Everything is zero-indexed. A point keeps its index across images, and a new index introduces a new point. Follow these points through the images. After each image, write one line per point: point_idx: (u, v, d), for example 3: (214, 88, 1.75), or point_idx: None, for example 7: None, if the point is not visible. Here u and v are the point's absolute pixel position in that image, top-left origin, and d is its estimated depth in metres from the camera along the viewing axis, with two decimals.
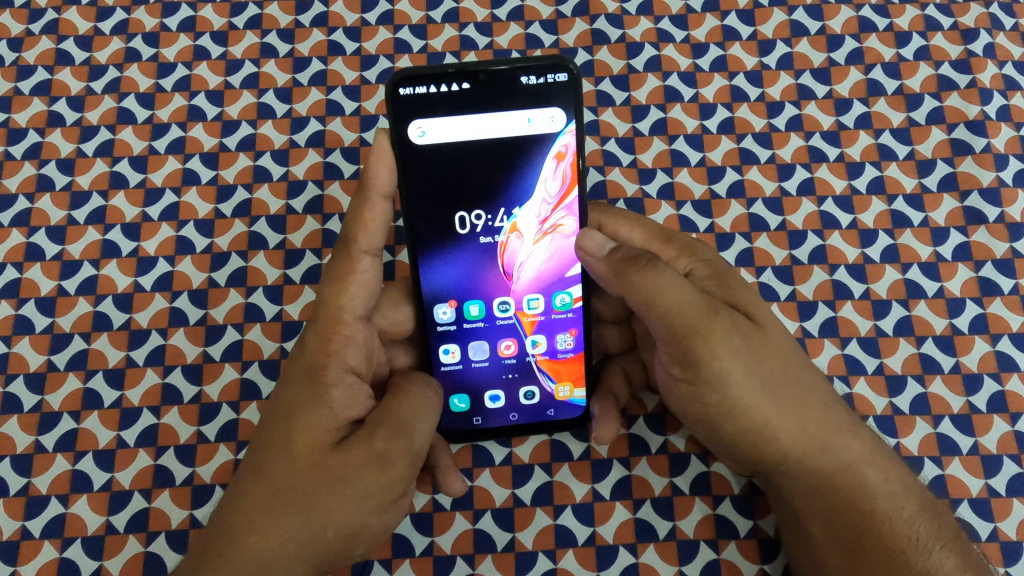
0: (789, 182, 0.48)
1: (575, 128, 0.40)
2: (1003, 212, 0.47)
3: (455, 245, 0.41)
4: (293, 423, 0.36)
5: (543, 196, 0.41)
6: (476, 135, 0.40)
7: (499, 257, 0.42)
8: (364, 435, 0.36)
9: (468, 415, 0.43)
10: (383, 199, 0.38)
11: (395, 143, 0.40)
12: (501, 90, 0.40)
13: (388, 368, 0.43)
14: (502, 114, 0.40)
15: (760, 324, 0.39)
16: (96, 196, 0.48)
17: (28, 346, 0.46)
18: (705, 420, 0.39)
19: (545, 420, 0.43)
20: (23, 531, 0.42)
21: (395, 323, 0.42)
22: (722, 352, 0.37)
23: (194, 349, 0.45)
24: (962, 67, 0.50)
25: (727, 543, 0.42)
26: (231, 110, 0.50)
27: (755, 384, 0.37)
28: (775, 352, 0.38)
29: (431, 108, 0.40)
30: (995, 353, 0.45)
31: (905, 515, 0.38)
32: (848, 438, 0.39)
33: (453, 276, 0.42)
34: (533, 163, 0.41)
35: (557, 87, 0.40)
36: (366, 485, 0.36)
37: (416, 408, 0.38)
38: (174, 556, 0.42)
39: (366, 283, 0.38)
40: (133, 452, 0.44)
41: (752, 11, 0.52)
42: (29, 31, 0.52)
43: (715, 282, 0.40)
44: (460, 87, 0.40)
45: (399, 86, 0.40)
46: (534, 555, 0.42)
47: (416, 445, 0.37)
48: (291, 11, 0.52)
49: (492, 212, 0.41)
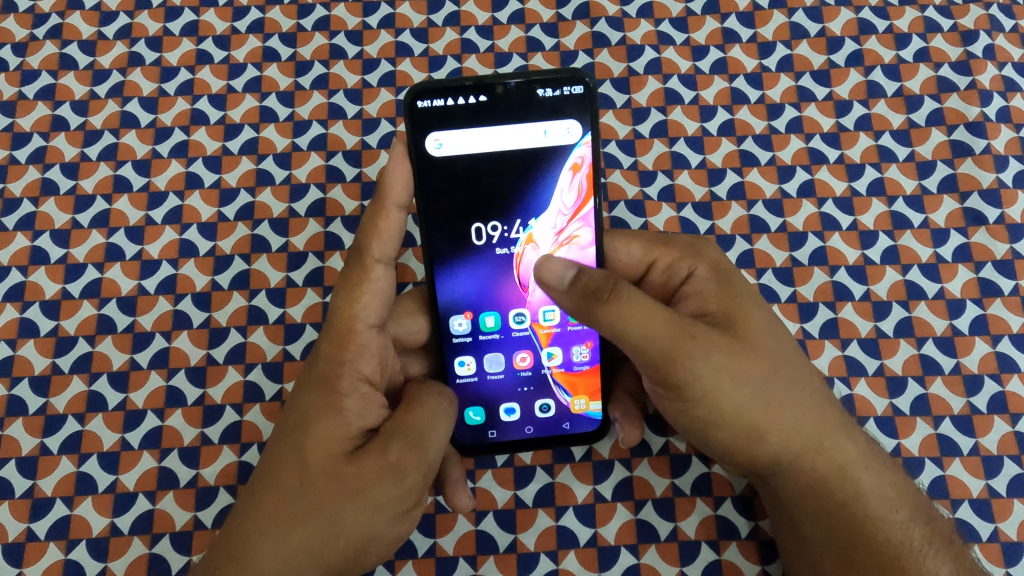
0: (789, 184, 0.48)
1: (591, 141, 0.40)
2: (1003, 213, 0.47)
3: (470, 256, 0.42)
4: (308, 432, 0.36)
5: (559, 208, 0.41)
6: (492, 148, 0.40)
7: (515, 269, 0.42)
8: (378, 446, 0.37)
9: (484, 428, 0.43)
10: (397, 209, 0.38)
11: (413, 156, 0.40)
12: (518, 103, 0.40)
13: (403, 376, 0.43)
14: (518, 127, 0.40)
15: (745, 329, 0.38)
16: (100, 200, 0.49)
17: (32, 349, 0.46)
18: (695, 429, 0.39)
19: (560, 434, 0.43)
20: (29, 532, 0.43)
21: (410, 333, 0.43)
22: (699, 367, 0.37)
23: (197, 352, 0.46)
24: (962, 68, 0.50)
25: (728, 543, 0.42)
26: (234, 114, 0.50)
27: (739, 397, 0.37)
28: (760, 358, 0.38)
29: (449, 121, 0.40)
30: (996, 354, 0.45)
31: (899, 520, 0.39)
32: (841, 438, 0.39)
33: (470, 287, 0.42)
34: (548, 174, 0.41)
35: (573, 99, 0.40)
36: (380, 496, 0.36)
37: (429, 418, 0.38)
38: (177, 556, 0.42)
39: (379, 291, 0.38)
40: (137, 455, 0.44)
41: (751, 13, 0.52)
42: (33, 36, 0.52)
43: (713, 286, 0.40)
44: (477, 99, 0.40)
45: (417, 98, 0.40)
46: (536, 556, 0.42)
47: (429, 456, 0.37)
48: (293, 15, 0.52)
49: (509, 223, 0.41)
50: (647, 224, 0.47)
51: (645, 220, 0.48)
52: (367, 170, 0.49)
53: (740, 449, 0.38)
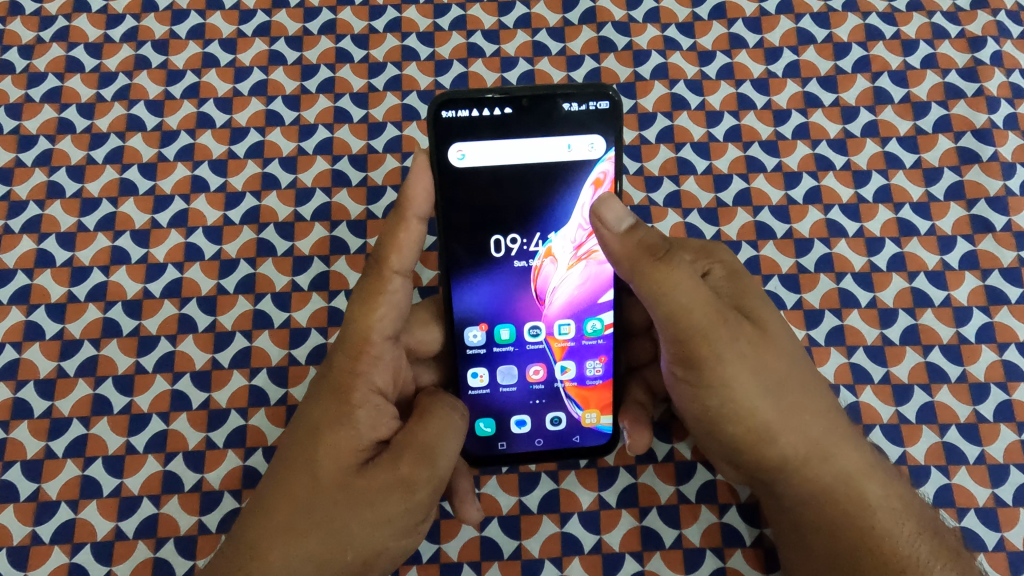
0: (795, 190, 0.48)
1: (614, 156, 0.40)
2: (1010, 220, 0.47)
3: (488, 268, 0.41)
4: (319, 442, 0.36)
5: (578, 221, 0.41)
6: (514, 161, 0.41)
7: (533, 281, 0.42)
8: (389, 459, 0.37)
9: (492, 440, 0.43)
10: (417, 221, 0.38)
11: (435, 167, 0.40)
12: (543, 117, 0.40)
13: (413, 386, 0.43)
14: (542, 141, 0.40)
15: (770, 327, 0.39)
16: (106, 203, 0.49)
17: (38, 352, 0.46)
18: (705, 420, 0.39)
19: (569, 446, 0.43)
20: (34, 535, 0.43)
21: (424, 342, 0.43)
22: (727, 355, 0.37)
23: (202, 356, 0.46)
24: (969, 75, 0.50)
25: (732, 551, 0.42)
26: (240, 117, 0.50)
27: (761, 389, 0.37)
28: (781, 357, 0.38)
29: (472, 132, 0.40)
30: (1001, 362, 0.45)
31: (906, 532, 0.38)
32: (848, 447, 0.39)
33: (485, 298, 0.42)
34: (570, 189, 0.41)
35: (598, 114, 0.40)
36: (390, 509, 0.36)
37: (441, 431, 0.38)
38: (181, 560, 0.42)
39: (395, 303, 0.38)
40: (142, 458, 0.44)
41: (758, 18, 0.52)
42: (39, 38, 0.52)
43: (731, 285, 0.40)
44: (502, 111, 0.40)
45: (441, 108, 0.40)
46: (541, 562, 0.42)
47: (440, 470, 0.37)
48: (299, 19, 0.52)
49: (528, 237, 0.41)
50: (653, 230, 0.47)
51: (651, 225, 0.48)
52: (372, 174, 0.49)
53: (748, 452, 0.38)
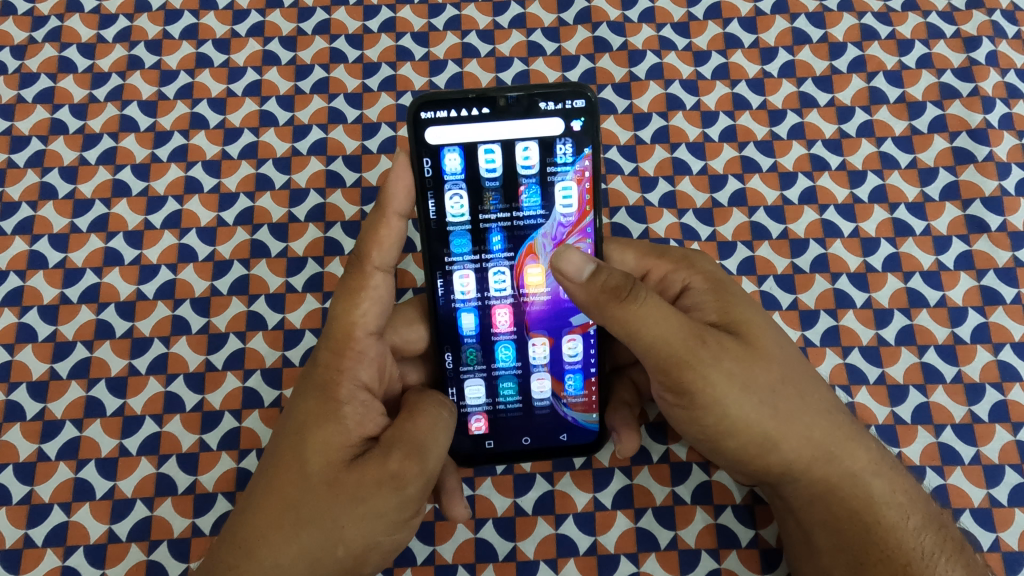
0: (791, 191, 0.48)
1: (592, 155, 0.40)
2: (1005, 220, 0.47)
3: (469, 267, 0.41)
4: (307, 439, 0.36)
5: (558, 219, 0.41)
6: (494, 160, 0.40)
7: (514, 279, 0.42)
8: (378, 454, 0.36)
9: (481, 438, 0.43)
10: (397, 217, 0.38)
11: (415, 169, 0.39)
12: (520, 116, 0.40)
13: (400, 385, 0.43)
14: (519, 140, 0.40)
15: (753, 336, 0.38)
16: (99, 204, 0.48)
17: (30, 355, 0.46)
18: (705, 438, 0.38)
19: (556, 444, 0.43)
20: (26, 539, 0.43)
21: (408, 341, 0.43)
22: (711, 372, 0.36)
23: (195, 357, 0.45)
24: (964, 75, 0.50)
25: (728, 551, 0.42)
26: (233, 118, 0.50)
27: (754, 399, 0.37)
28: (769, 366, 0.37)
29: (451, 132, 0.39)
30: (997, 362, 0.45)
31: (911, 526, 0.39)
32: (853, 446, 0.38)
33: (470, 296, 0.42)
34: (548, 189, 0.41)
35: (575, 113, 0.40)
36: (380, 504, 0.36)
37: (430, 427, 0.38)
38: (175, 563, 0.42)
39: (378, 298, 0.38)
40: (135, 461, 0.44)
41: (753, 18, 0.52)
42: (31, 38, 0.52)
43: (714, 296, 0.40)
44: (480, 111, 0.39)
45: (420, 109, 0.39)
46: (535, 564, 0.42)
47: (430, 465, 0.37)
48: (293, 19, 0.52)
49: (512, 238, 0.41)
50: (647, 230, 0.47)
51: (646, 226, 0.47)
52: (367, 175, 0.49)
53: (752, 460, 0.38)
